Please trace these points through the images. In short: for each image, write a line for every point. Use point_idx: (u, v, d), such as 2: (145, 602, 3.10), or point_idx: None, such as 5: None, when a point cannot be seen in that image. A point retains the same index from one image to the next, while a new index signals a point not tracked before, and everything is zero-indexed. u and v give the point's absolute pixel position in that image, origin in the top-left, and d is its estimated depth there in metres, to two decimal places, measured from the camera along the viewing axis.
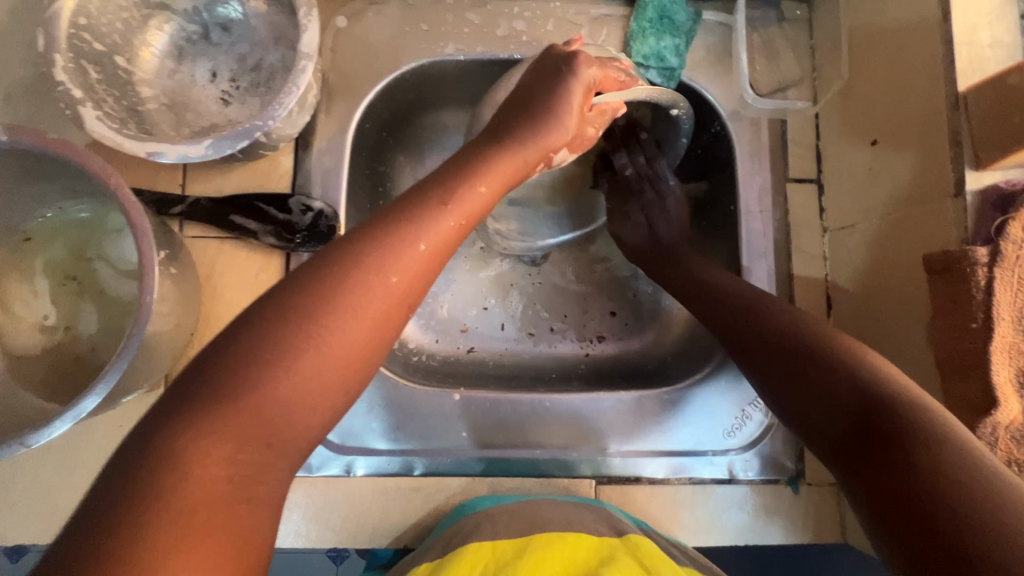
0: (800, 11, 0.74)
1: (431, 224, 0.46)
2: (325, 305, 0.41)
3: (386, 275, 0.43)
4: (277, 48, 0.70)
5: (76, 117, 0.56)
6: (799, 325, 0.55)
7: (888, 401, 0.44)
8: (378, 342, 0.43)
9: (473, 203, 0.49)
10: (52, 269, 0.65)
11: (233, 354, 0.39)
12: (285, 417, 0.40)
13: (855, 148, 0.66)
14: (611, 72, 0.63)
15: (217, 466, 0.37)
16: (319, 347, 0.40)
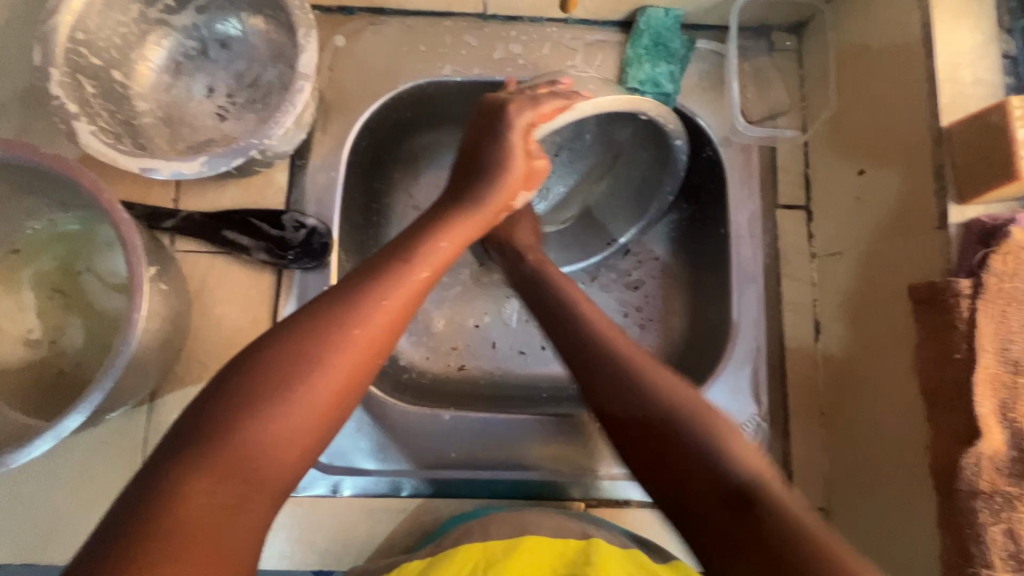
0: (790, 42, 0.76)
1: (403, 279, 0.50)
2: (296, 356, 0.44)
3: (361, 332, 0.46)
4: (275, 65, 0.70)
5: (70, 131, 0.56)
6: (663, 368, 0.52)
7: (713, 458, 0.43)
8: (351, 393, 0.46)
9: (439, 256, 0.54)
10: (39, 282, 0.64)
11: (218, 403, 0.42)
12: (262, 456, 0.41)
13: (842, 178, 0.68)
14: (545, 101, 0.64)
15: (196, 497, 0.39)
16: (298, 394, 0.43)
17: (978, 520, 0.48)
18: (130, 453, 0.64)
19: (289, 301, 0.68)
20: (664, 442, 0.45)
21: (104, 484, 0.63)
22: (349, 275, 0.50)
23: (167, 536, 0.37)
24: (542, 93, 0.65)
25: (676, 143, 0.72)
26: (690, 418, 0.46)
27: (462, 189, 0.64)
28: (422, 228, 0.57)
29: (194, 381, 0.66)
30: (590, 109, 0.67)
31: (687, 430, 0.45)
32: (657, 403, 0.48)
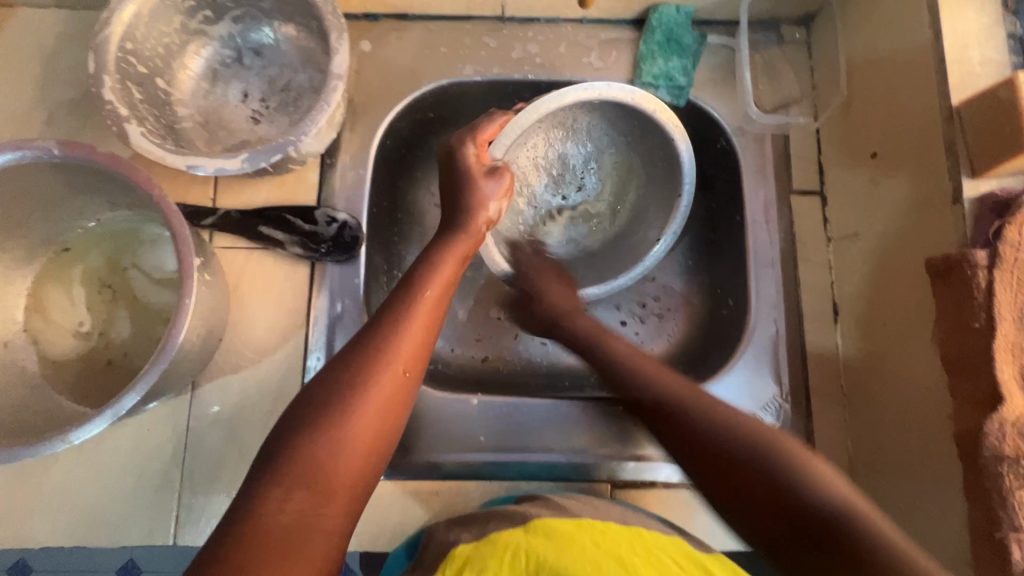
0: (799, 34, 0.78)
1: (418, 296, 0.51)
2: (341, 379, 0.45)
3: (390, 350, 0.47)
4: (306, 70, 0.74)
5: (122, 133, 0.59)
6: (724, 410, 0.52)
7: (792, 487, 0.45)
8: (395, 410, 0.46)
9: (445, 273, 0.54)
10: (88, 278, 0.67)
11: (280, 431, 0.43)
12: (328, 467, 0.42)
13: (857, 162, 0.69)
14: (484, 124, 0.67)
15: (274, 505, 0.40)
16: (347, 412, 0.44)
17: (1005, 484, 0.48)
18: (174, 440, 0.67)
19: (322, 293, 0.71)
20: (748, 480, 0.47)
21: (150, 469, 0.66)
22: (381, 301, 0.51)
23: (256, 538, 0.38)
24: (478, 120, 0.68)
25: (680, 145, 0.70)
26: (789, 464, 0.46)
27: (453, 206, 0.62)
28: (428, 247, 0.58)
29: (233, 371, 0.69)
30: (552, 104, 0.67)
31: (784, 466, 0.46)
32: (741, 442, 0.48)
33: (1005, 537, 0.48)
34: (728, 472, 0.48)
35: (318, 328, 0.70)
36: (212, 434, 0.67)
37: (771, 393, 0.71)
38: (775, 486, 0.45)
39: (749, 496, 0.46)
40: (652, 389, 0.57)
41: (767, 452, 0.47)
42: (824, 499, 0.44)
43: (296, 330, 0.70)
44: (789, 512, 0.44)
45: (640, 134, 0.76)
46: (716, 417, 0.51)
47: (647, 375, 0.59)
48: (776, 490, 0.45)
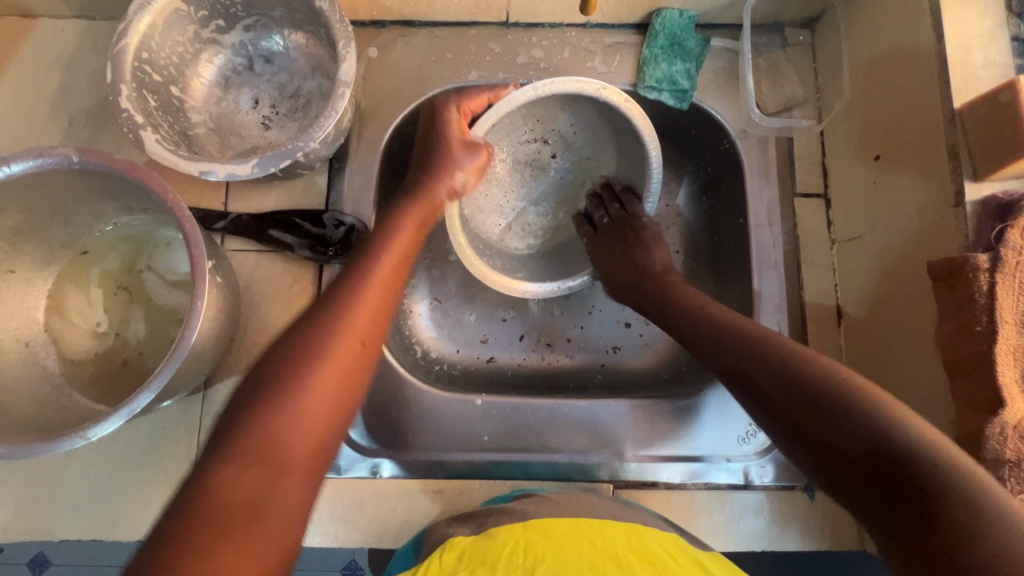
0: (802, 36, 0.79)
1: (372, 271, 0.56)
2: (296, 361, 0.48)
3: (343, 326, 0.50)
4: (315, 77, 0.75)
5: (137, 140, 0.61)
6: (818, 364, 0.52)
7: (876, 432, 0.46)
8: (352, 381, 0.49)
9: (400, 243, 0.61)
10: (106, 280, 0.70)
11: (234, 412, 0.45)
12: (284, 442, 0.44)
13: (859, 165, 0.69)
14: (471, 94, 0.72)
15: (229, 480, 0.41)
16: (300, 387, 0.46)
17: (1006, 488, 0.48)
18: (186, 438, 0.69)
19: None
20: (836, 429, 0.48)
21: (163, 467, 0.68)
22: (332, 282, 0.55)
23: (216, 513, 0.40)
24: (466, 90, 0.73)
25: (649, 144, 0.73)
26: (837, 400, 0.49)
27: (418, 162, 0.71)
28: (377, 232, 0.62)
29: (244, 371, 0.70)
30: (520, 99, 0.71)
31: (845, 408, 0.48)
32: (832, 389, 0.50)
33: None
34: (805, 402, 0.51)
35: None
36: None
37: None
38: (854, 435, 0.47)
39: (819, 432, 0.49)
40: (741, 331, 0.59)
41: (841, 403, 0.48)
42: (911, 442, 0.44)
43: None
44: (841, 451, 0.47)
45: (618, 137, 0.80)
46: (812, 370, 0.52)
47: (715, 331, 0.61)
48: (841, 427, 0.48)
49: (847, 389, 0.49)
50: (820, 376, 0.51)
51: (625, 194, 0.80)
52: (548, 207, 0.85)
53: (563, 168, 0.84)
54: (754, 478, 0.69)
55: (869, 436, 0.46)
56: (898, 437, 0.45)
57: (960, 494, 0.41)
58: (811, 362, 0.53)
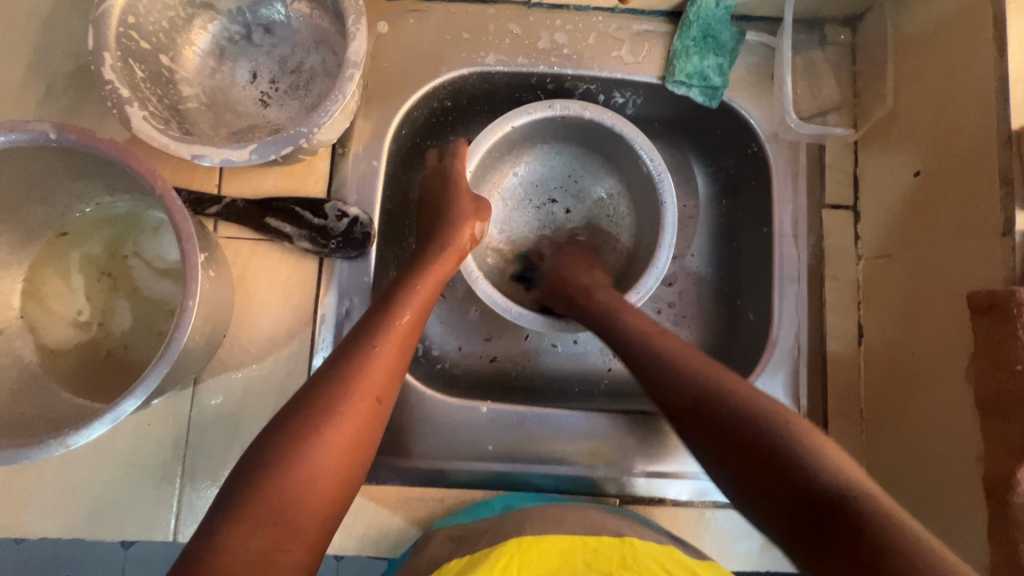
0: (843, 35, 0.74)
1: (387, 328, 0.56)
2: (312, 420, 0.49)
3: (355, 388, 0.51)
4: (319, 52, 0.69)
5: (123, 116, 0.56)
6: (737, 394, 0.53)
7: (806, 464, 0.45)
8: (361, 441, 0.51)
9: (415, 302, 0.60)
10: (87, 265, 0.65)
11: (248, 465, 0.47)
12: (290, 503, 0.46)
13: (898, 179, 0.66)
14: (459, 144, 0.72)
15: (242, 537, 0.44)
16: (310, 449, 0.48)
17: None
18: (175, 436, 0.65)
19: (330, 290, 0.68)
20: (767, 462, 0.47)
21: (150, 465, 0.65)
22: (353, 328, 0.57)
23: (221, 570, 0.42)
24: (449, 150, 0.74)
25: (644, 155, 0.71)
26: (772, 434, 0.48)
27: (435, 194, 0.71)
28: (396, 284, 0.62)
29: (236, 367, 0.67)
30: (490, 138, 0.71)
31: (789, 435, 0.48)
32: (755, 421, 0.50)
33: None
34: (755, 450, 0.48)
35: (326, 327, 0.68)
36: (213, 431, 0.66)
37: None
38: (795, 464, 0.46)
39: (763, 468, 0.47)
40: (667, 356, 0.58)
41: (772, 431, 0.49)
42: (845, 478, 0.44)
43: (302, 327, 0.68)
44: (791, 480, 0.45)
45: (610, 158, 0.79)
46: (732, 393, 0.53)
47: (667, 351, 0.59)
48: (788, 471, 0.46)
49: (771, 416, 0.50)
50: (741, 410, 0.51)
51: (647, 198, 0.76)
52: (606, 241, 0.81)
53: (597, 206, 0.82)
54: None
55: (805, 469, 0.45)
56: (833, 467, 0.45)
57: (875, 522, 0.40)
58: (754, 408, 0.51)
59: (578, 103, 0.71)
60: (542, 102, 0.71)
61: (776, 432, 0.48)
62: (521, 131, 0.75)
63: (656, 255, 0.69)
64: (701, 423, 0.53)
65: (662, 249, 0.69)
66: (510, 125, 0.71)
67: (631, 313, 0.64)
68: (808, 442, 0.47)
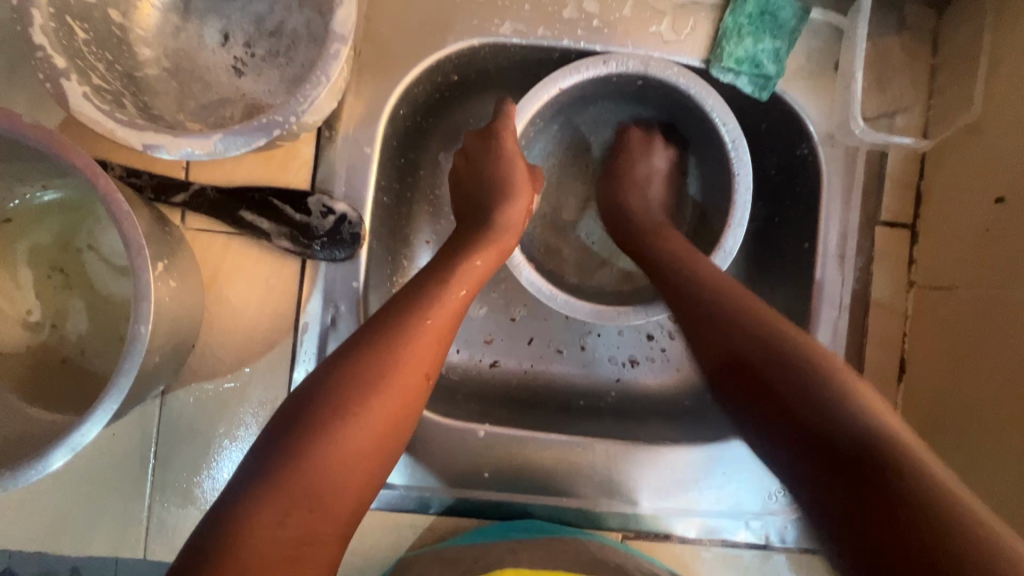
0: (925, 20, 0.62)
1: (445, 294, 0.50)
2: (354, 392, 0.43)
3: (405, 360, 0.45)
4: (302, 11, 0.58)
5: (59, 93, 0.46)
6: (786, 339, 0.44)
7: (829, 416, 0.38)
8: (400, 424, 0.45)
9: (470, 273, 0.53)
10: (36, 258, 0.57)
11: (264, 453, 0.41)
12: (324, 490, 0.40)
13: (973, 204, 0.57)
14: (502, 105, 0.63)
15: (267, 525, 0.38)
16: (352, 425, 0.42)
17: None
18: (141, 448, 0.59)
19: (314, 296, 0.61)
20: (780, 401, 0.41)
21: (117, 478, 0.59)
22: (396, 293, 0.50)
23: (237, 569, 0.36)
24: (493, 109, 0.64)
25: (721, 128, 0.61)
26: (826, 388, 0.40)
27: (480, 156, 0.62)
28: (448, 253, 0.55)
29: (209, 377, 0.60)
30: (533, 103, 0.61)
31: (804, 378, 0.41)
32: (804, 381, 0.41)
33: None
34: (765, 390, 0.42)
35: (309, 337, 0.61)
36: (184, 446, 0.60)
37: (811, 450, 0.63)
38: (827, 412, 0.38)
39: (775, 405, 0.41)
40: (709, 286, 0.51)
41: (791, 371, 0.42)
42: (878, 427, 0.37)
43: (282, 336, 0.61)
44: (822, 441, 0.37)
45: (673, 120, 0.69)
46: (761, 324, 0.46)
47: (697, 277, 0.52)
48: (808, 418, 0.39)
49: (802, 356, 0.42)
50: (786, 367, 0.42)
51: (715, 168, 0.66)
52: None
53: None
54: (774, 539, 0.63)
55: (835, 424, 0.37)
56: (886, 427, 0.37)
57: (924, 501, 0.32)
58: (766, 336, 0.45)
59: (636, 56, 0.60)
60: (592, 57, 0.60)
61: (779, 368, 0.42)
62: (569, 93, 0.64)
63: (722, 236, 0.61)
64: (724, 361, 0.46)
65: (731, 230, 0.60)
66: (556, 88, 0.61)
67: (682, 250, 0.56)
68: (819, 378, 0.41)
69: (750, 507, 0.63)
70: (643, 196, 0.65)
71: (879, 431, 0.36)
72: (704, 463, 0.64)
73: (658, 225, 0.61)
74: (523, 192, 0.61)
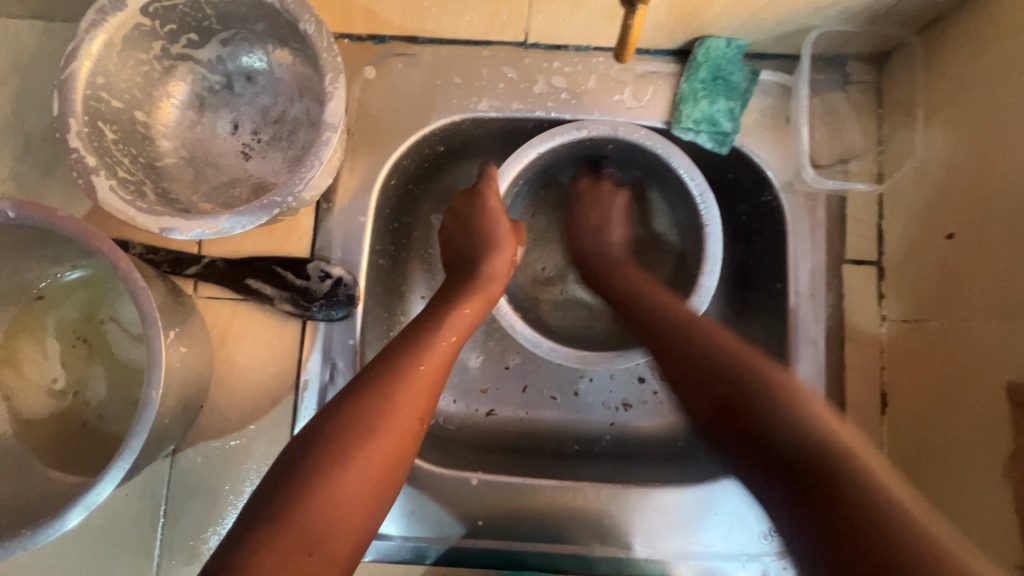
0: (868, 74, 0.67)
1: (434, 341, 0.54)
2: (352, 436, 0.46)
3: (397, 406, 0.49)
4: (303, 101, 0.66)
5: (89, 187, 0.53)
6: (757, 372, 0.46)
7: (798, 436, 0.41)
8: (394, 465, 0.48)
9: (459, 320, 0.57)
10: (63, 331, 0.62)
11: (263, 500, 0.44)
12: (323, 532, 0.43)
13: (928, 241, 0.60)
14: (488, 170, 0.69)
15: (270, 568, 0.40)
16: (350, 468, 0.45)
17: None
18: (151, 508, 0.62)
19: (314, 353, 0.65)
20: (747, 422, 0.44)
21: (128, 537, 0.62)
22: (390, 343, 0.54)
23: None
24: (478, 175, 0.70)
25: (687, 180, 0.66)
26: (773, 396, 0.44)
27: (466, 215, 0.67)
28: (437, 304, 0.59)
29: (217, 435, 0.64)
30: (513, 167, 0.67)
31: (769, 406, 0.43)
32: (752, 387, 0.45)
33: None
34: (731, 414, 0.45)
35: (310, 392, 0.65)
36: (192, 505, 0.63)
37: None
38: (784, 441, 0.41)
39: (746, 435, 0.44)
40: (671, 323, 0.55)
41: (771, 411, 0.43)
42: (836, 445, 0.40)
43: (284, 393, 0.65)
44: (772, 449, 0.41)
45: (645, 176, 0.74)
46: (741, 359, 0.48)
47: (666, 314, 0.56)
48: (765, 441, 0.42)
49: (769, 383, 0.45)
50: (742, 382, 0.46)
51: (687, 215, 0.71)
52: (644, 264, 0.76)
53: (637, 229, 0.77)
54: None
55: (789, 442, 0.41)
56: (851, 450, 0.39)
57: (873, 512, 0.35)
58: (732, 371, 0.47)
59: (606, 123, 0.66)
60: (564, 124, 0.66)
61: (752, 402, 0.44)
62: (547, 157, 0.70)
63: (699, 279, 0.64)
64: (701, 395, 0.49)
65: (706, 274, 0.64)
66: (533, 151, 0.67)
67: (663, 298, 0.59)
68: (791, 409, 0.43)
69: (746, 547, 0.63)
70: (603, 238, 0.70)
71: (823, 434, 0.40)
72: (697, 502, 0.64)
73: (618, 262, 0.67)
74: (507, 245, 0.66)
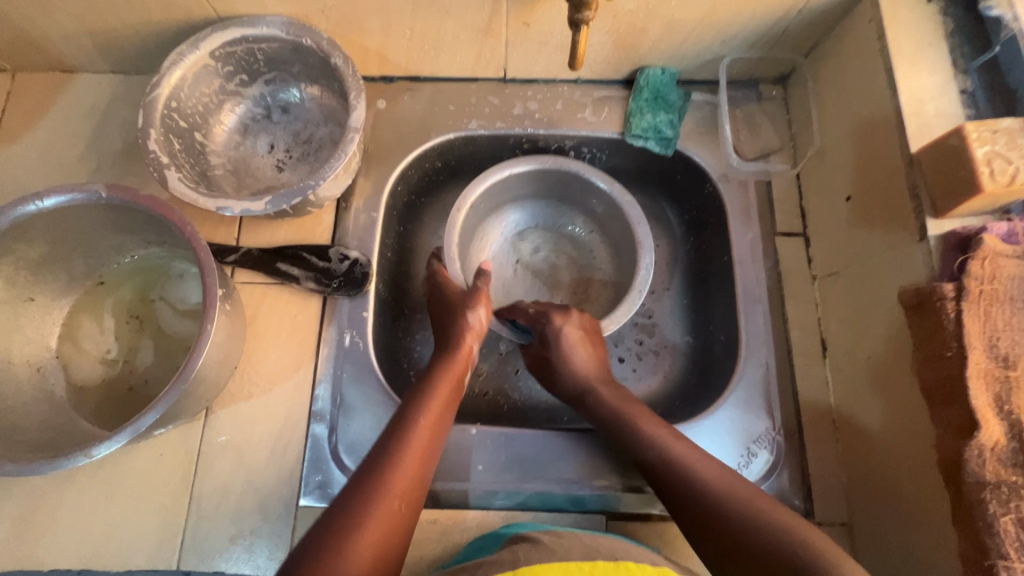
0: (776, 92, 0.86)
1: (417, 420, 0.60)
2: (353, 510, 0.49)
3: (395, 476, 0.54)
4: (327, 125, 0.82)
5: (161, 178, 0.67)
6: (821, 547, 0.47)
7: None
8: (397, 537, 0.50)
9: (437, 402, 0.63)
10: (118, 310, 0.73)
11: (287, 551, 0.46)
12: None
13: (835, 206, 0.74)
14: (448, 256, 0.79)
15: None
16: (357, 539, 0.47)
17: (989, 512, 0.49)
18: (184, 465, 0.69)
19: (332, 325, 0.75)
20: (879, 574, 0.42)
21: (161, 493, 0.68)
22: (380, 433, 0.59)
23: None
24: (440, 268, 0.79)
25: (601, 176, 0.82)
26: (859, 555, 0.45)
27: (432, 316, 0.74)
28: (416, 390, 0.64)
29: (246, 398, 0.72)
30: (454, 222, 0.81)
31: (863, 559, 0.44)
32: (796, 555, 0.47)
33: (995, 566, 0.48)
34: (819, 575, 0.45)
35: (328, 359, 0.74)
36: (220, 461, 0.70)
37: (764, 427, 0.72)
38: None
39: None
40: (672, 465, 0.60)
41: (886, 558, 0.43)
42: None
43: (306, 360, 0.74)
44: None
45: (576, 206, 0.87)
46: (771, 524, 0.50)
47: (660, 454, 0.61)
48: None
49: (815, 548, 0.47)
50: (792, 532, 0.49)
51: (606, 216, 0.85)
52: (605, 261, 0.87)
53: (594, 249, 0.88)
54: None
55: None
56: None
57: None
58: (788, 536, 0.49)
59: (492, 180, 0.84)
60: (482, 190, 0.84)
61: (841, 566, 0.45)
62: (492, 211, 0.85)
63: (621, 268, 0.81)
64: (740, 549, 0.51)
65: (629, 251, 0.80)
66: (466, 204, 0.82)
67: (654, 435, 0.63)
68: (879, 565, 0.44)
69: None
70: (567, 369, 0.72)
71: None
72: None
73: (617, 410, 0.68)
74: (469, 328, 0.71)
